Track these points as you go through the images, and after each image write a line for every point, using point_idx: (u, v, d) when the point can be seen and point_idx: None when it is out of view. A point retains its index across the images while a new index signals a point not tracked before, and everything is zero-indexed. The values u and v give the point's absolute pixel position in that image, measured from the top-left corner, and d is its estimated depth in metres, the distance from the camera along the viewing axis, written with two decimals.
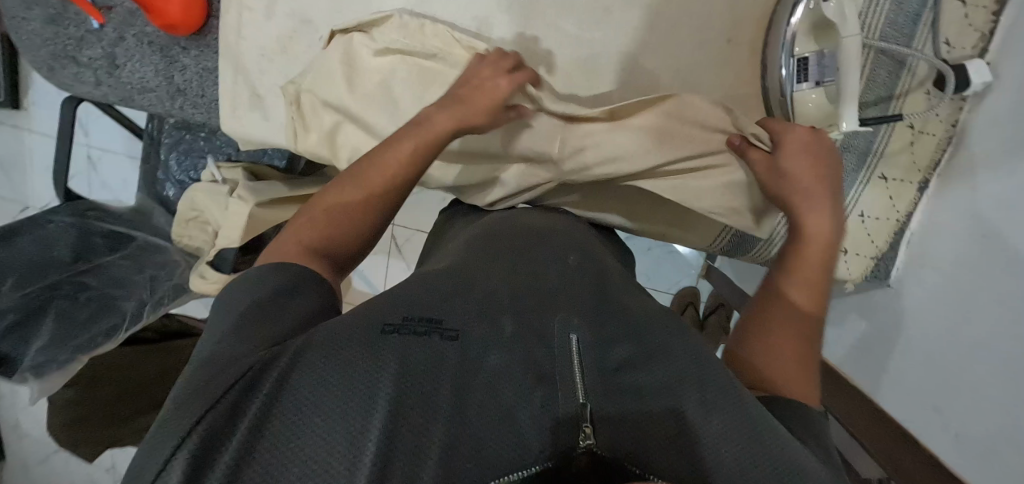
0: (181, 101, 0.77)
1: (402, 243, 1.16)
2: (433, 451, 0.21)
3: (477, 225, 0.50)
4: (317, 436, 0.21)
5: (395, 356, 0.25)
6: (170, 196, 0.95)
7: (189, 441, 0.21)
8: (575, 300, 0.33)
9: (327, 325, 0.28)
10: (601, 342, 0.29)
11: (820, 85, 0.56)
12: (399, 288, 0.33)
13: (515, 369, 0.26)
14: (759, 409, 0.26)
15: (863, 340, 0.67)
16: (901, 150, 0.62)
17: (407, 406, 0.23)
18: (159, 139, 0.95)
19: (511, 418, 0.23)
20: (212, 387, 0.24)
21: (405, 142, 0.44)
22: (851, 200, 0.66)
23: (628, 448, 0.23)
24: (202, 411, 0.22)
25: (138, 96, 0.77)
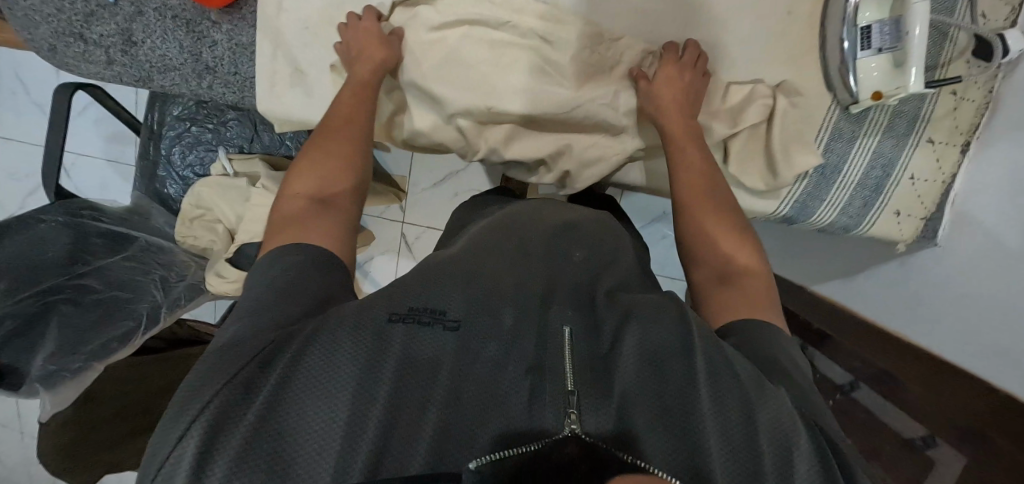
0: (209, 78, 0.73)
1: (412, 241, 1.20)
2: (424, 437, 0.24)
3: (499, 214, 0.52)
4: (318, 416, 0.24)
5: (396, 348, 0.27)
6: (171, 194, 0.96)
7: (207, 413, 0.25)
8: (569, 296, 0.35)
9: (339, 311, 0.30)
10: (591, 334, 0.31)
11: (882, 52, 0.56)
12: (421, 272, 0.35)
13: (511, 359, 0.28)
14: (757, 391, 0.27)
15: (907, 299, 0.68)
16: (945, 116, 0.60)
17: (402, 397, 0.26)
18: (159, 131, 0.95)
19: (504, 407, 0.26)
20: (228, 368, 0.27)
21: (345, 89, 0.56)
22: (899, 165, 0.63)
23: (614, 434, 0.25)
24: (221, 386, 0.26)
25: (158, 74, 0.74)
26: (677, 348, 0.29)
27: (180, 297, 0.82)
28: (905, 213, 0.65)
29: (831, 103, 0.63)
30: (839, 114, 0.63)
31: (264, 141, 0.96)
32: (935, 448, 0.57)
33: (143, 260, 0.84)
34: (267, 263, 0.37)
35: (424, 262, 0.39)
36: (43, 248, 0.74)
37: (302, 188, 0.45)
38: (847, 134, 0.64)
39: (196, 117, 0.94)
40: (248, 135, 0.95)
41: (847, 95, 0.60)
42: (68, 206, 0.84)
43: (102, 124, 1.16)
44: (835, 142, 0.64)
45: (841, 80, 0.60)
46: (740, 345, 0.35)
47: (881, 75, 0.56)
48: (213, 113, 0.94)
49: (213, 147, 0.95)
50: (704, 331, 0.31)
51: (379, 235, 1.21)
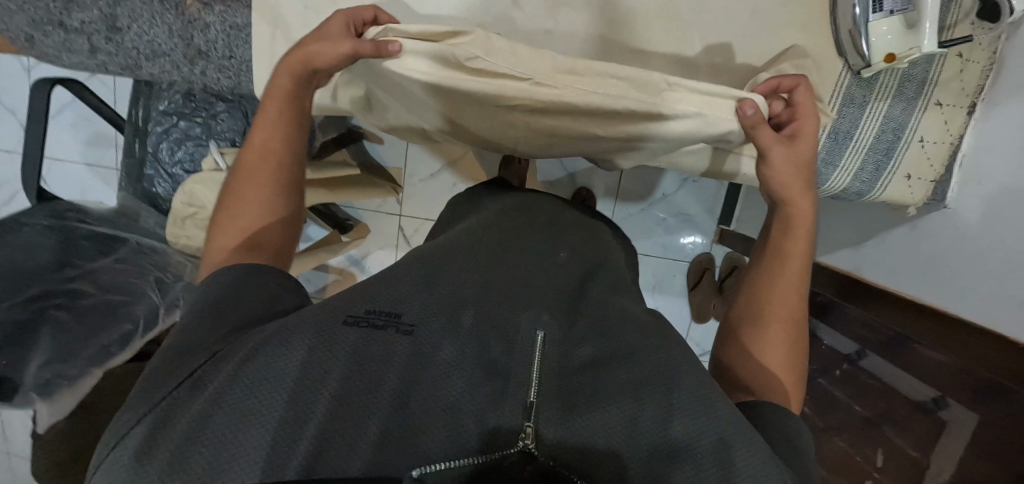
0: (202, 64, 0.67)
1: (410, 234, 1.17)
2: (365, 447, 0.21)
3: (480, 213, 0.49)
4: (258, 415, 0.21)
5: (349, 347, 0.24)
6: (160, 193, 0.93)
7: (153, 413, 0.23)
8: (553, 297, 0.33)
9: (301, 311, 0.27)
10: (567, 341, 0.29)
11: (894, 14, 0.51)
12: (390, 272, 0.32)
13: (467, 363, 0.25)
14: (735, 419, 0.25)
15: (927, 263, 0.66)
16: (951, 79, 0.58)
17: (351, 400, 0.23)
18: (145, 127, 0.91)
19: (455, 414, 0.23)
20: (173, 376, 0.25)
21: (280, 77, 0.42)
22: (911, 128, 0.59)
23: (572, 458, 0.22)
24: (174, 385, 0.24)
25: (146, 62, 0.66)
26: (654, 375, 0.26)
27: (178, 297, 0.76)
28: (916, 177, 0.62)
29: (841, 69, 0.58)
30: (850, 78, 0.58)
31: None
32: (946, 410, 0.58)
33: (136, 262, 0.77)
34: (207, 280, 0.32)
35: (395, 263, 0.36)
36: (31, 254, 0.70)
37: (228, 213, 0.40)
38: (856, 99, 0.59)
39: (184, 110, 0.91)
40: (239, 127, 0.93)
41: (858, 60, 0.56)
42: (51, 214, 0.79)
43: (80, 126, 1.13)
44: (847, 108, 0.59)
45: (853, 44, 0.55)
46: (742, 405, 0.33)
47: (892, 36, 0.52)
48: (201, 105, 0.92)
49: (203, 141, 0.92)
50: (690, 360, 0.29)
51: (376, 229, 1.18)
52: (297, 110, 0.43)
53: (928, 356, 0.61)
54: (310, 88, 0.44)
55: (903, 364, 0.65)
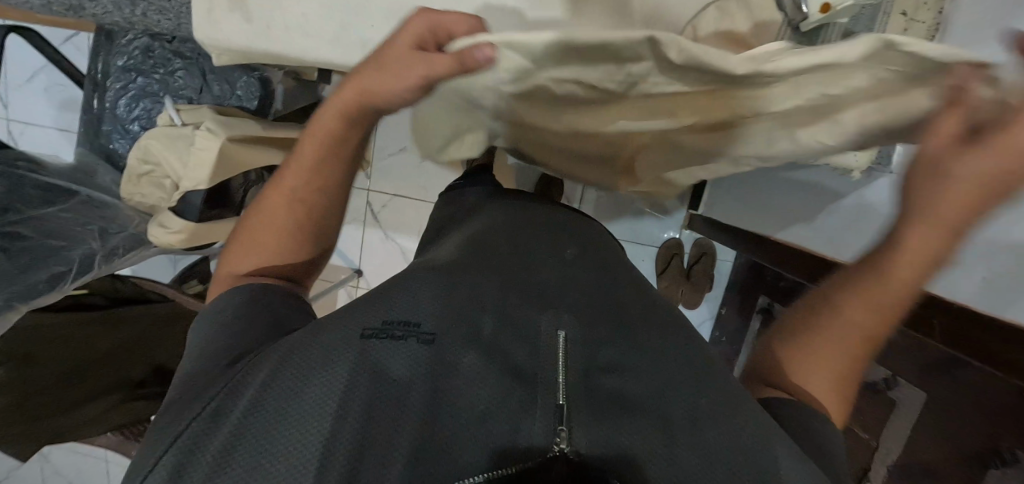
0: (141, 6, 0.61)
1: (379, 211, 1.14)
2: (399, 460, 0.20)
3: (486, 209, 0.47)
4: (288, 443, 0.21)
5: (373, 361, 0.24)
6: (118, 150, 0.85)
7: (173, 450, 0.22)
8: (566, 295, 0.32)
9: (315, 325, 0.27)
10: (590, 341, 0.28)
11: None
12: (402, 278, 0.31)
13: (493, 370, 0.25)
14: (756, 417, 0.26)
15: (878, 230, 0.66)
16: None
17: (377, 419, 0.22)
18: (103, 82, 0.83)
19: (486, 420, 0.22)
20: (190, 401, 0.24)
21: (331, 105, 0.34)
22: None
23: (606, 459, 0.21)
24: (188, 420, 0.23)
25: (87, 3, 0.61)
26: (679, 386, 0.26)
27: (119, 247, 0.75)
28: None
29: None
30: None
31: (213, 91, 0.87)
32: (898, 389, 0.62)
33: (82, 212, 0.74)
34: (223, 298, 0.33)
35: (411, 263, 0.36)
36: None
37: (242, 237, 0.38)
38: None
39: (142, 66, 0.83)
40: (197, 85, 0.85)
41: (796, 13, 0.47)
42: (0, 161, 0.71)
43: (52, 91, 1.09)
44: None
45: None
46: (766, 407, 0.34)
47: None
48: (159, 62, 0.84)
49: (160, 98, 0.84)
50: (711, 363, 0.30)
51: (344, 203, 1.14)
52: (335, 153, 0.36)
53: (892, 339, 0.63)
54: (371, 125, 0.36)
55: None
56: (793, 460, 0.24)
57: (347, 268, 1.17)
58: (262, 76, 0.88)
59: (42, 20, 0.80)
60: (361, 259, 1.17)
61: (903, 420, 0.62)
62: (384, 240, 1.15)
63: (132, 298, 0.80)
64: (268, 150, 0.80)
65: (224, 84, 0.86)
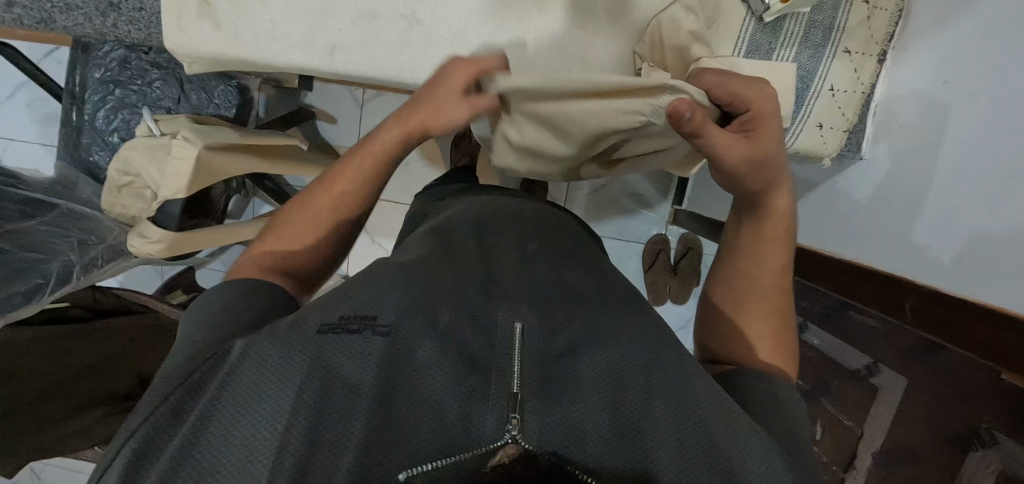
0: (112, 15, 0.62)
1: None
2: (351, 450, 0.21)
3: (455, 206, 0.47)
4: (244, 438, 0.22)
5: (330, 355, 0.25)
6: (100, 163, 0.84)
7: (129, 443, 0.23)
8: (531, 288, 0.33)
9: (274, 325, 0.27)
10: (547, 328, 0.28)
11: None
12: (366, 275, 0.32)
13: (448, 359, 0.25)
14: (714, 402, 0.26)
15: (853, 213, 0.70)
16: (861, 24, 0.62)
17: (330, 411, 0.22)
18: (81, 95, 0.83)
19: (438, 410, 0.22)
20: (149, 404, 0.25)
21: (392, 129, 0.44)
22: (821, 76, 0.64)
23: (561, 444, 0.21)
24: (146, 414, 0.24)
25: (59, 15, 0.61)
26: (633, 370, 0.27)
27: (99, 258, 0.75)
28: (826, 126, 0.66)
29: (745, 15, 0.62)
30: (754, 25, 0.62)
31: (192, 100, 0.86)
32: (879, 375, 0.63)
33: (61, 225, 0.74)
34: (202, 302, 0.33)
35: (378, 261, 0.36)
36: None
37: (279, 231, 0.41)
38: (765, 48, 0.62)
39: (121, 78, 0.83)
40: (175, 95, 0.85)
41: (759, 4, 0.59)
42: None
43: (34, 106, 1.08)
44: (752, 55, 0.63)
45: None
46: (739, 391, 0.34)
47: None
48: (137, 73, 0.84)
49: (138, 109, 0.84)
50: (673, 350, 0.30)
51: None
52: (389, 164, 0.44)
53: (869, 324, 0.64)
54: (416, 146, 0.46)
55: (844, 332, 0.71)
56: (751, 448, 0.24)
57: (337, 274, 1.17)
58: (239, 83, 0.89)
59: (18, 35, 0.80)
60: (348, 265, 1.16)
61: (881, 409, 0.62)
62: (371, 245, 1.15)
63: (114, 308, 0.81)
64: (247, 156, 0.80)
65: (201, 94, 0.86)
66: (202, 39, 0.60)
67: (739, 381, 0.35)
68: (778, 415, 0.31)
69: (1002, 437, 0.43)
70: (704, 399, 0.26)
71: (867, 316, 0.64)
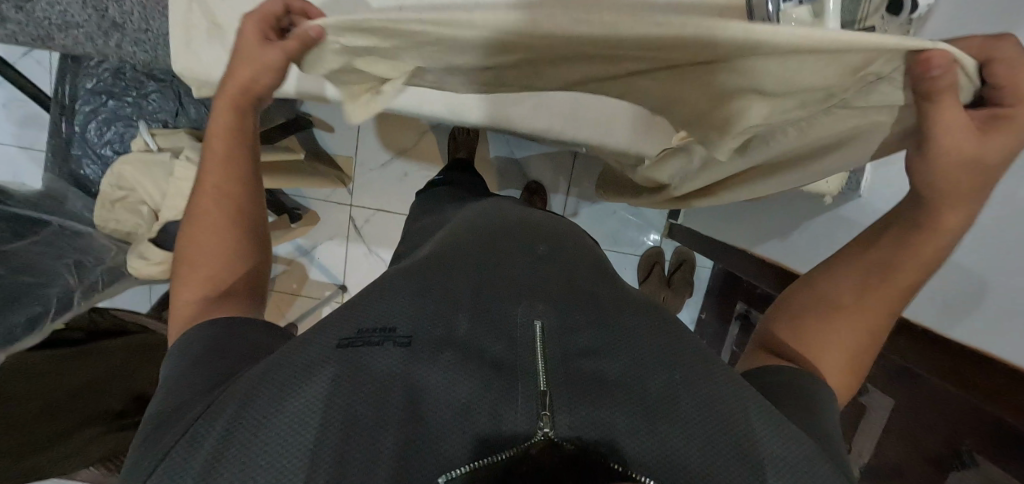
0: (116, 36, 0.62)
1: (361, 224, 1.14)
2: (384, 457, 0.21)
3: (465, 215, 0.48)
4: (276, 450, 0.22)
5: (352, 364, 0.25)
6: (91, 176, 0.84)
7: (163, 467, 0.24)
8: (545, 287, 0.34)
9: (292, 341, 0.28)
10: (568, 327, 0.29)
11: None
12: (373, 290, 0.33)
13: (471, 363, 0.26)
14: (735, 398, 0.27)
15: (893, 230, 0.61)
16: None
17: (357, 420, 0.23)
18: (69, 105, 0.82)
19: (469, 412, 0.23)
20: (177, 426, 0.26)
21: (215, 120, 0.37)
22: None
23: (594, 439, 0.22)
24: (177, 437, 0.25)
25: (57, 33, 0.62)
26: (655, 369, 0.28)
27: (98, 281, 0.74)
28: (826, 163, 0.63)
29: None
30: None
31: (189, 114, 0.87)
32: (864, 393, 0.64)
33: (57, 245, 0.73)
34: (189, 338, 0.32)
35: (388, 272, 0.36)
36: None
37: (186, 279, 0.37)
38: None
39: (114, 89, 0.83)
40: (172, 108, 0.86)
41: None
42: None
43: (11, 107, 1.07)
44: None
45: None
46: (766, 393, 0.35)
47: None
48: (131, 85, 0.84)
49: (133, 122, 0.84)
50: (694, 351, 0.31)
51: (325, 219, 1.14)
52: (237, 157, 0.39)
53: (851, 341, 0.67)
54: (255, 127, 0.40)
55: None
56: (776, 436, 0.26)
57: (332, 284, 1.18)
58: None
59: None
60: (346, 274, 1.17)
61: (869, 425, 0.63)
62: (369, 255, 1.16)
63: (109, 329, 0.80)
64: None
65: (200, 108, 0.87)
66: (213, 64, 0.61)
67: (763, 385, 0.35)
68: (799, 400, 0.33)
69: (980, 459, 0.45)
70: (726, 396, 0.27)
71: None
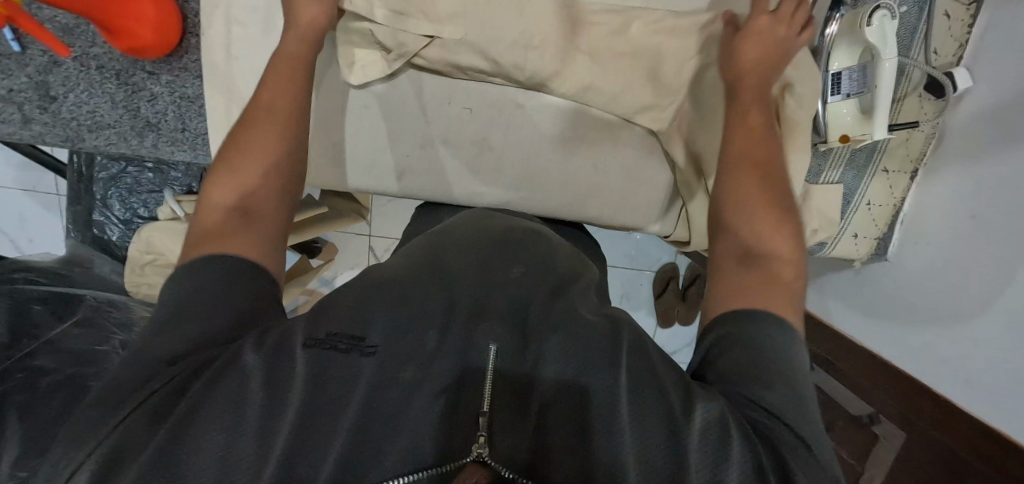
0: (152, 137, 0.70)
1: (381, 253, 1.16)
2: (326, 462, 0.23)
3: (421, 238, 0.46)
4: (226, 444, 0.23)
5: (308, 370, 0.26)
6: (114, 240, 0.89)
7: (105, 444, 0.23)
8: (506, 314, 0.33)
9: (257, 338, 0.29)
10: (518, 343, 0.31)
11: (853, 96, 0.66)
12: (337, 295, 0.33)
13: (424, 377, 0.28)
14: (686, 397, 0.27)
15: (913, 284, 0.76)
16: (899, 146, 0.75)
17: (308, 426, 0.24)
18: (89, 173, 0.88)
19: (410, 426, 0.25)
20: (132, 394, 0.26)
21: (284, 48, 0.50)
22: (860, 191, 0.78)
23: (526, 458, 0.24)
24: (127, 413, 0.24)
25: (88, 133, 0.68)
26: (608, 373, 0.28)
27: None
28: (860, 236, 0.79)
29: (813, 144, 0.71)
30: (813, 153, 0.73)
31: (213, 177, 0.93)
32: (879, 424, 0.83)
33: None
34: (197, 261, 0.34)
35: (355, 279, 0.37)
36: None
37: (231, 165, 0.41)
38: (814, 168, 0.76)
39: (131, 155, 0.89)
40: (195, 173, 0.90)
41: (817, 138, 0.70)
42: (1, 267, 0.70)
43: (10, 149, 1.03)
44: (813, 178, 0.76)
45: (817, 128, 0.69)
46: (719, 356, 0.32)
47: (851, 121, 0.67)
48: None
49: (156, 189, 0.89)
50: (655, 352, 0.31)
51: (344, 248, 1.16)
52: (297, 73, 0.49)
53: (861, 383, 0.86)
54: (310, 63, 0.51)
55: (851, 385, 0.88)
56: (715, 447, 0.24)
57: None
58: None
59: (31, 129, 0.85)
60: None
61: (881, 450, 0.82)
62: None
63: None
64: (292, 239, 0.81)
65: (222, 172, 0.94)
66: None
67: (707, 329, 0.35)
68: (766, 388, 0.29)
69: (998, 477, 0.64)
70: (675, 397, 0.26)
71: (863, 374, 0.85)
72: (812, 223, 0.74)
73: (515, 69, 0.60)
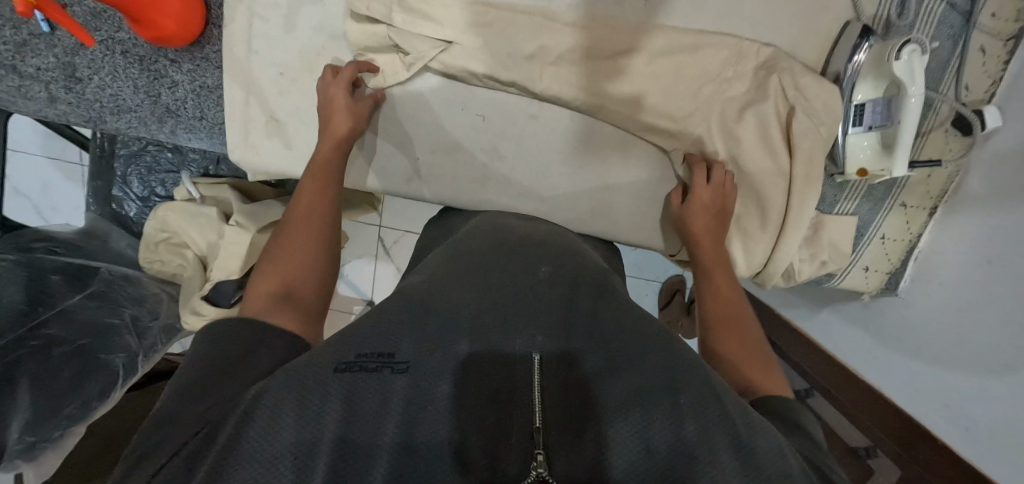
0: (171, 123, 0.70)
1: (390, 245, 1.15)
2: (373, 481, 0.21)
3: (450, 245, 0.45)
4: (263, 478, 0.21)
5: (344, 392, 0.24)
6: (132, 216, 0.87)
7: None
8: (547, 315, 0.32)
9: (291, 364, 0.27)
10: (567, 359, 0.29)
11: (873, 129, 0.58)
12: (370, 315, 0.31)
13: (469, 397, 0.25)
14: (748, 430, 0.24)
15: (910, 324, 0.68)
16: (920, 182, 0.64)
17: (352, 447, 0.22)
18: (111, 150, 0.87)
19: (460, 447, 0.22)
20: (165, 444, 0.25)
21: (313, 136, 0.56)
22: (874, 226, 0.66)
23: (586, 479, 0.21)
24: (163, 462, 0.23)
25: (110, 117, 0.69)
26: (659, 394, 0.26)
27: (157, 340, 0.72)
28: (872, 269, 0.69)
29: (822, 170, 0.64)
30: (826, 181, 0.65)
31: None
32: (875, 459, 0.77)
33: None
34: (230, 328, 0.35)
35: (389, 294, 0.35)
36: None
37: (279, 254, 0.45)
38: (826, 198, 0.66)
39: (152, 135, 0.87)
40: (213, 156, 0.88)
41: (834, 165, 0.62)
42: (12, 240, 0.70)
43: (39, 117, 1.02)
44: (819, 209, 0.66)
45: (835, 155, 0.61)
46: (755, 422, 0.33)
47: (868, 155, 0.59)
48: None
49: (174, 170, 0.88)
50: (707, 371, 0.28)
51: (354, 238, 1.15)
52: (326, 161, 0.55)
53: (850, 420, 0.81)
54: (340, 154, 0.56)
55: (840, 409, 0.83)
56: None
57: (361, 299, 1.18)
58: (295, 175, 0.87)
59: None
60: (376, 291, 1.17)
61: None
62: (396, 274, 1.16)
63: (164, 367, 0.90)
64: None
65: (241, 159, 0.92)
66: (263, 147, 0.65)
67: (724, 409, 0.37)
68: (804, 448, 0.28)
69: None
70: (738, 422, 0.25)
71: (855, 408, 0.80)
72: (821, 254, 0.65)
73: (528, 82, 0.59)
